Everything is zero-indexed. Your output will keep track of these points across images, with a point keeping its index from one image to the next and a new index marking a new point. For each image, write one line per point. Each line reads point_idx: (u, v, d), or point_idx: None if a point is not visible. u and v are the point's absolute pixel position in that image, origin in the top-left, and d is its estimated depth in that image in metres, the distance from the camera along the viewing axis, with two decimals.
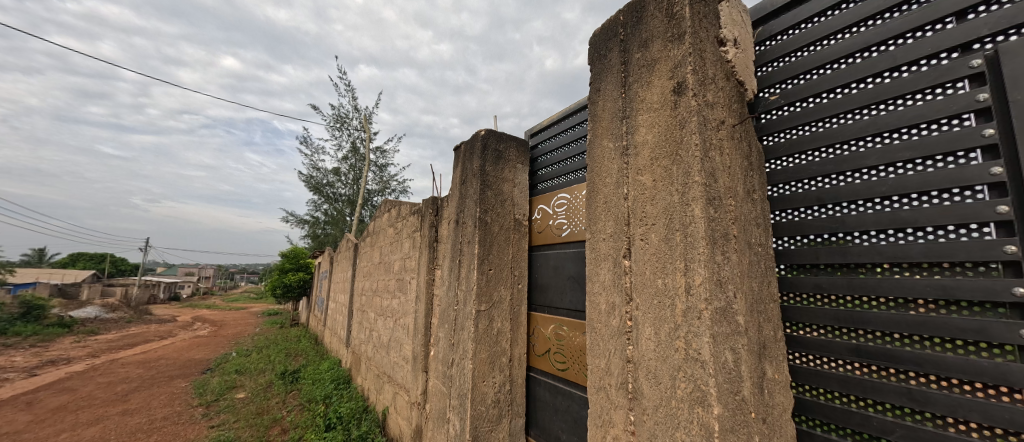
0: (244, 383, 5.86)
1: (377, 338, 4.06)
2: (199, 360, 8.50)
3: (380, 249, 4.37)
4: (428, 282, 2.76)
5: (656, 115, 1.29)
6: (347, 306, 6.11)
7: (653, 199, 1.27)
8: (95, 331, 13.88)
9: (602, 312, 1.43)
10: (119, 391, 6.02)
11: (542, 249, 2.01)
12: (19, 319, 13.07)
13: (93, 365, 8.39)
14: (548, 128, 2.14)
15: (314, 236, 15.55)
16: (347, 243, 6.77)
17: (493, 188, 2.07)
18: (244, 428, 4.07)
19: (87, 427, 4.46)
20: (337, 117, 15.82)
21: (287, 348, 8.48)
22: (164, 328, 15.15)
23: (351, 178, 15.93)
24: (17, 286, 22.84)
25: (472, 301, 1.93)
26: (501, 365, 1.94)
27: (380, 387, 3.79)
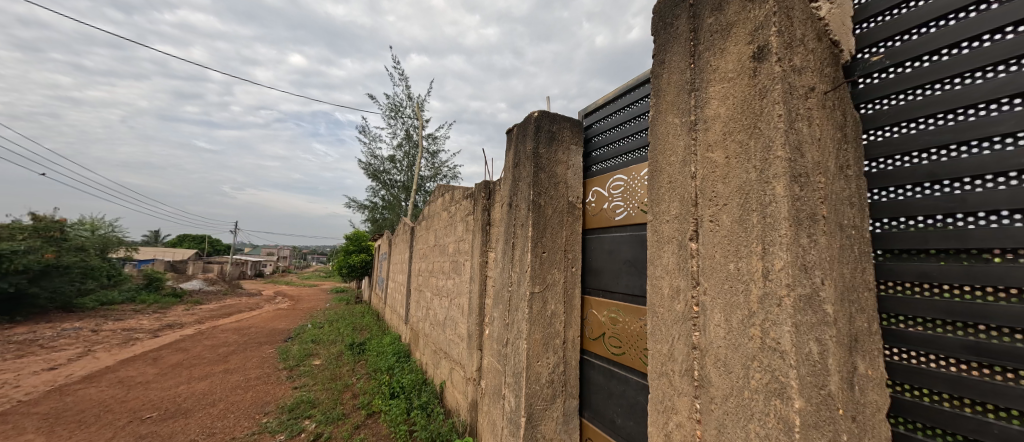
0: (320, 351, 6.52)
1: (434, 316, 4.28)
2: (280, 330, 9.59)
3: (436, 232, 4.55)
4: (482, 264, 2.85)
5: (730, 85, 1.18)
6: (405, 286, 6.47)
7: (725, 177, 1.17)
8: (200, 301, 16.26)
9: (664, 296, 1.37)
10: (221, 353, 7.02)
11: (597, 232, 1.97)
12: (143, 290, 15.69)
13: (199, 330, 9.84)
14: (603, 107, 2.04)
15: (373, 221, 16.57)
16: (404, 226, 7.10)
17: (547, 170, 2.05)
18: (322, 390, 4.54)
19: (200, 381, 5.27)
20: (392, 107, 16.47)
21: (353, 322, 9.26)
22: (252, 301, 17.36)
23: (406, 164, 16.61)
24: (141, 262, 27.34)
25: (527, 282, 1.96)
26: (554, 346, 1.95)
27: (438, 361, 4.02)
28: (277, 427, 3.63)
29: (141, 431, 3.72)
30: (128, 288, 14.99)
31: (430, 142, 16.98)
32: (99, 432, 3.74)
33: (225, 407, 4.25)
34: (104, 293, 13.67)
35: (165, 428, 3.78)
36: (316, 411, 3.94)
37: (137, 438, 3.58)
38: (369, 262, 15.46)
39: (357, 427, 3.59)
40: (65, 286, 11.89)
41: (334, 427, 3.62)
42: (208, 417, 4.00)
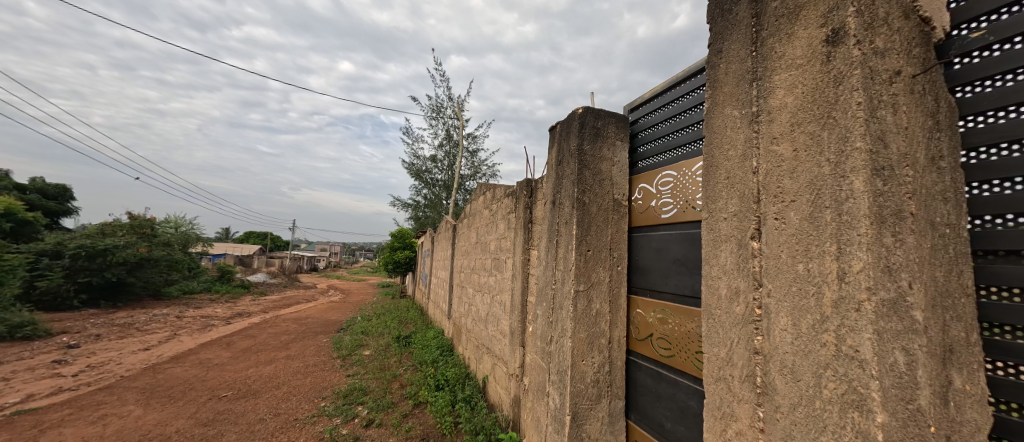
0: (369, 342, 6.88)
1: (477, 312, 4.36)
2: (333, 321, 10.24)
3: (478, 230, 4.62)
4: (524, 261, 2.86)
5: (800, 73, 1.10)
6: (448, 282, 6.65)
7: (793, 172, 1.10)
8: (262, 292, 17.76)
9: (722, 298, 1.32)
10: (283, 340, 7.63)
11: (644, 230, 1.91)
12: (217, 281, 17.47)
13: (263, 318, 10.78)
14: (650, 101, 1.98)
15: (416, 219, 17.22)
16: (446, 224, 7.27)
17: (591, 167, 2.02)
18: (372, 379, 4.78)
19: (266, 365, 5.75)
20: (433, 107, 16.88)
21: (398, 316, 9.67)
22: (307, 293, 18.72)
23: (446, 163, 16.98)
24: (214, 256, 30.39)
25: (571, 280, 1.95)
26: (599, 346, 1.93)
27: (480, 357, 4.10)
28: (333, 412, 3.88)
29: (219, 408, 4.13)
30: (206, 279, 16.77)
31: (469, 141, 17.23)
32: (186, 406, 4.20)
33: (288, 391, 4.61)
34: (185, 283, 15.36)
35: (239, 407, 4.16)
36: (368, 398, 4.16)
37: (216, 414, 3.96)
38: (412, 258, 16.09)
39: (405, 416, 3.74)
40: (156, 277, 13.43)
41: (385, 414, 3.80)
42: (274, 399, 4.35)
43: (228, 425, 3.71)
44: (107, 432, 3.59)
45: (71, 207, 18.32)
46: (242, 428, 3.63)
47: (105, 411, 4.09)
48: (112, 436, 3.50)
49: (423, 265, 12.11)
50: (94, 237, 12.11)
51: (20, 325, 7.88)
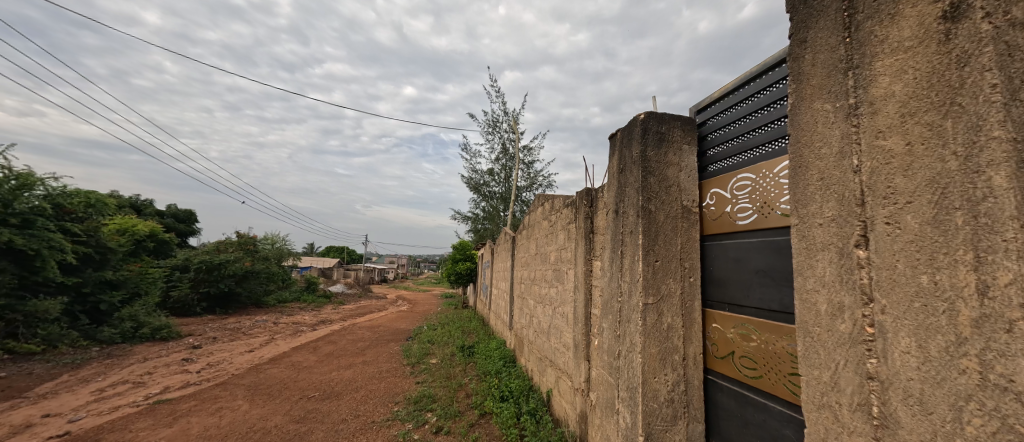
0: (435, 351, 7.17)
1: (539, 324, 4.34)
2: (402, 330, 10.87)
3: (538, 241, 4.63)
4: (587, 272, 2.82)
5: (909, 57, 0.97)
6: (508, 292, 6.71)
7: (906, 169, 0.95)
8: (341, 301, 19.49)
9: (822, 314, 1.18)
10: (359, 346, 8.26)
11: (718, 239, 1.79)
12: (305, 291, 19.58)
13: (342, 326, 11.79)
14: (719, 100, 1.86)
15: (476, 231, 17.79)
16: (506, 236, 7.37)
17: (656, 174, 1.95)
18: (440, 387, 4.95)
19: (347, 369, 6.27)
20: (489, 122, 17.36)
21: (462, 326, 9.97)
22: (377, 303, 20.12)
23: (503, 176, 17.32)
24: (301, 269, 34.46)
25: (638, 292, 1.88)
26: (673, 363, 1.82)
27: (543, 369, 4.06)
28: (405, 417, 4.08)
29: (309, 407, 4.55)
30: (295, 289, 18.88)
31: (525, 153, 17.38)
32: (282, 403, 4.70)
33: (366, 394, 4.94)
34: (279, 293, 17.42)
35: (325, 407, 4.56)
36: (436, 406, 4.32)
37: (306, 412, 4.38)
38: (474, 269, 16.66)
39: (471, 425, 3.81)
40: (259, 288, 15.40)
41: (452, 422, 3.91)
42: (354, 402, 4.69)
43: (316, 423, 4.07)
44: (222, 422, 4.14)
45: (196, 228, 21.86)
46: (327, 427, 3.96)
47: (221, 404, 4.72)
48: (226, 427, 4.02)
49: (483, 276, 12.41)
50: (211, 253, 14.28)
51: (159, 327, 9.50)
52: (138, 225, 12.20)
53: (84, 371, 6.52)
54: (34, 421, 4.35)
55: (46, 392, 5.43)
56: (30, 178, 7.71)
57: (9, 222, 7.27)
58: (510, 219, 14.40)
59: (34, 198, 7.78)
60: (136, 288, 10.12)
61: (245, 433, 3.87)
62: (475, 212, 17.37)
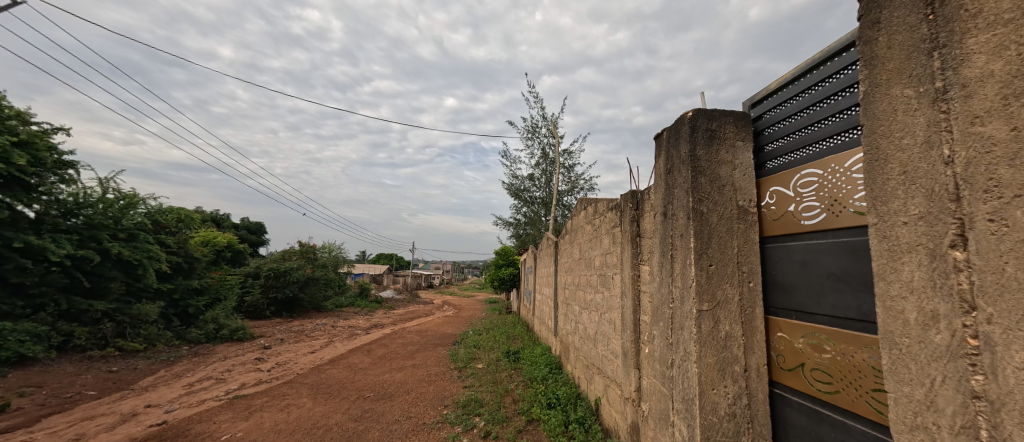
0: (481, 356, 7.27)
1: (585, 330, 4.26)
2: (448, 334, 11.14)
3: (581, 246, 4.56)
4: (634, 278, 2.75)
5: (1012, 29, 0.84)
6: (552, 298, 6.66)
7: (1013, 158, 0.82)
8: (391, 306, 20.40)
9: (911, 323, 1.05)
10: (409, 350, 8.58)
11: (781, 241, 1.66)
12: (358, 296, 20.76)
13: (392, 330, 12.31)
14: (777, 92, 1.75)
15: (517, 236, 17.89)
16: (549, 241, 7.33)
17: (707, 174, 1.87)
18: (487, 392, 5.01)
19: (399, 372, 6.54)
20: (528, 128, 17.41)
21: (506, 331, 10.04)
22: (424, 307, 20.83)
23: (544, 180, 17.25)
24: (354, 276, 36.91)
25: (691, 299, 1.80)
26: (732, 374, 1.71)
27: (591, 377, 3.98)
28: (454, 420, 4.18)
29: (365, 407, 4.80)
30: (349, 294, 20.09)
31: (565, 157, 17.20)
32: (341, 402, 4.99)
33: (416, 397, 5.12)
34: (336, 298, 18.61)
35: (380, 407, 4.78)
36: (484, 410, 4.37)
37: (363, 412, 4.63)
38: (516, 275, 16.75)
39: (519, 431, 3.82)
40: (319, 293, 16.54)
41: (500, 427, 3.94)
42: (405, 403, 4.88)
43: (372, 423, 4.28)
44: (291, 418, 4.48)
45: (264, 239, 24.03)
46: (383, 427, 4.15)
47: (288, 401, 5.11)
48: (293, 422, 4.35)
49: (525, 282, 12.42)
50: (277, 261, 15.63)
51: (236, 329, 10.48)
52: (217, 237, 14.11)
53: (175, 367, 7.37)
54: (139, 411, 4.97)
55: (147, 385, 6.20)
56: (134, 198, 8.90)
57: (118, 236, 8.45)
58: (551, 224, 14.28)
59: (137, 215, 8.97)
60: (217, 294, 11.26)
61: (309, 428, 4.16)
62: (516, 217, 17.46)
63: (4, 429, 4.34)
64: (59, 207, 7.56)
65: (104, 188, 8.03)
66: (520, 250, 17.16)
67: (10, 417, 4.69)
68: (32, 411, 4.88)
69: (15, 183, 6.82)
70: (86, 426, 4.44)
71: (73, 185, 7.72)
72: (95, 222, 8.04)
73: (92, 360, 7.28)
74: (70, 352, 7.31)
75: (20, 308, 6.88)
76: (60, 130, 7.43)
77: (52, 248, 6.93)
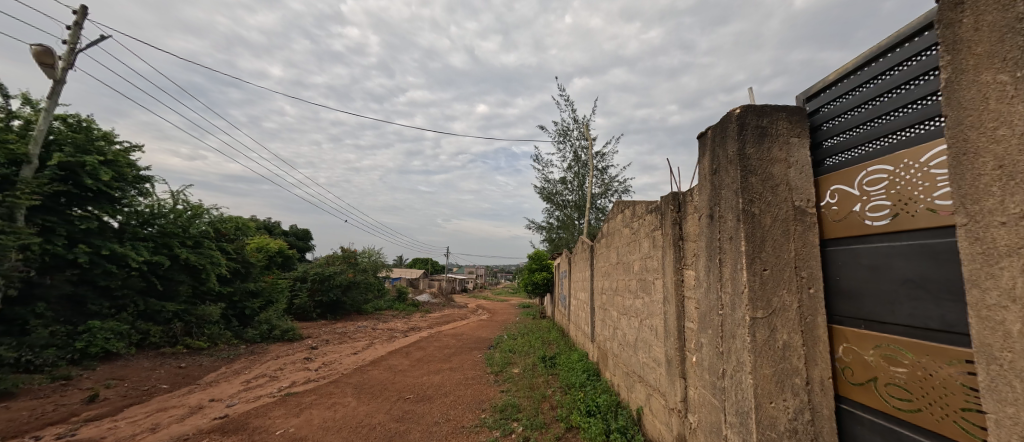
0: (517, 361, 7.26)
1: (624, 336, 4.14)
2: (484, 338, 11.24)
3: (619, 250, 4.46)
4: (677, 282, 2.65)
5: None
6: (589, 303, 6.54)
7: None
8: (427, 309, 20.94)
9: (1011, 336, 0.91)
10: (445, 353, 8.74)
11: (846, 243, 1.53)
12: (395, 299, 21.48)
13: (429, 333, 12.60)
14: (837, 84, 1.62)
15: (550, 240, 17.77)
16: (584, 245, 7.22)
17: (758, 173, 1.78)
18: (524, 397, 4.99)
19: (436, 375, 6.67)
20: (559, 132, 17.30)
21: (541, 336, 9.97)
22: (459, 311, 21.15)
23: (577, 184, 17.03)
24: (393, 280, 38.63)
25: (744, 306, 1.73)
26: (793, 387, 1.60)
27: (632, 385, 3.86)
28: (493, 424, 4.20)
29: (405, 408, 4.94)
30: (388, 297, 20.84)
31: (597, 159, 16.91)
32: (383, 403, 5.17)
33: (454, 400, 5.19)
34: (376, 301, 19.37)
35: (419, 409, 4.89)
36: (522, 416, 4.35)
37: (404, 412, 4.77)
38: (550, 279, 16.61)
39: (558, 438, 3.77)
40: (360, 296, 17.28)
41: (539, 433, 3.91)
42: (444, 406, 4.96)
43: (412, 424, 4.38)
44: (337, 416, 4.70)
45: (310, 245, 25.53)
46: (422, 428, 4.25)
47: (334, 400, 5.36)
48: (339, 420, 4.55)
49: (560, 286, 12.26)
50: (322, 266, 16.55)
51: (287, 329, 11.14)
52: (270, 243, 15.45)
53: (234, 365, 7.95)
54: (204, 404, 5.39)
55: (210, 381, 6.72)
56: (199, 208, 9.75)
57: (186, 243, 9.31)
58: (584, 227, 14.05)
59: (200, 223, 9.83)
60: (269, 297, 12.03)
61: (354, 426, 4.33)
62: (548, 221, 17.36)
63: (93, 417, 4.86)
64: (138, 218, 8.42)
65: (175, 200, 8.86)
66: (554, 254, 17.01)
67: (98, 406, 5.25)
68: (116, 402, 5.44)
69: (103, 197, 7.68)
70: (160, 417, 4.88)
71: (149, 198, 8.59)
72: (167, 231, 8.92)
73: (164, 356, 8.01)
74: (147, 349, 8.07)
75: (107, 308, 7.65)
76: (138, 148, 8.28)
77: (131, 254, 7.74)
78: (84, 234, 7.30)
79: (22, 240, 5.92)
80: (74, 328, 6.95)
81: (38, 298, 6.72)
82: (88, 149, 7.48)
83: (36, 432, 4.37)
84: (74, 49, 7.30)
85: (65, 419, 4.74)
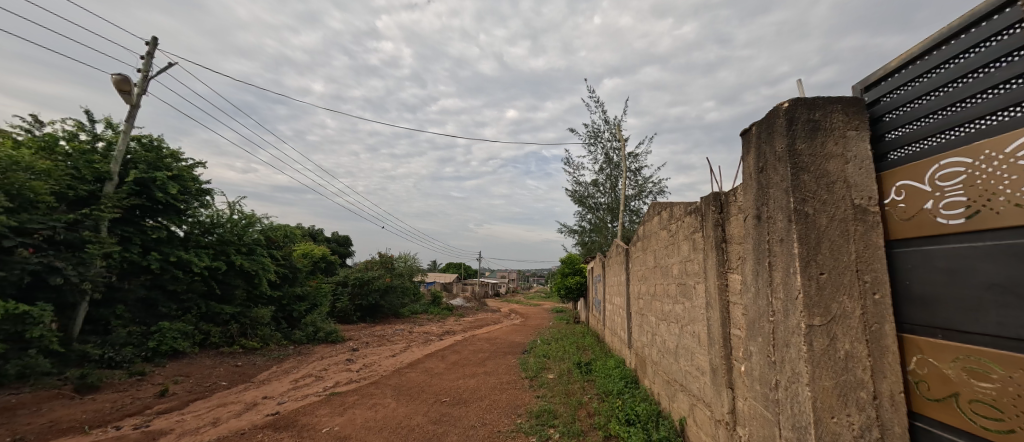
0: (552, 366, 7.20)
1: (664, 343, 4.00)
2: (517, 343, 11.24)
3: (656, 253, 4.34)
4: (720, 287, 2.54)
5: None
6: (625, 308, 6.38)
7: None
8: (461, 313, 21.28)
9: None
10: (480, 357, 8.83)
11: (916, 244, 1.39)
12: (430, 303, 22.04)
13: (463, 337, 12.77)
14: (900, 72, 1.50)
15: (583, 244, 17.53)
16: (619, 248, 7.07)
17: (811, 171, 1.74)
18: (560, 403, 4.94)
19: (472, 378, 6.75)
20: (590, 134, 17.10)
21: (576, 342, 9.83)
22: (492, 316, 21.32)
23: (609, 186, 16.71)
24: (428, 285, 39.96)
25: (798, 312, 1.69)
26: (859, 402, 1.51)
27: (673, 394, 3.71)
28: (529, 430, 4.18)
29: (442, 411, 5.02)
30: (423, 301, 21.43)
31: (630, 160, 16.53)
32: (421, 405, 5.29)
33: (490, 404, 5.22)
34: (411, 305, 19.95)
35: (456, 412, 4.96)
36: (559, 422, 4.30)
37: (442, 415, 4.86)
38: (583, 283, 16.38)
39: None
40: (397, 300, 17.88)
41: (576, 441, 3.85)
42: (480, 409, 5.00)
43: (450, 426, 4.46)
44: (378, 416, 4.87)
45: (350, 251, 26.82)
46: (460, 431, 4.30)
47: (375, 400, 5.56)
48: (380, 420, 4.71)
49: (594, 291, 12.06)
50: (362, 271, 17.31)
51: (330, 332, 11.70)
52: (314, 250, 16.36)
53: (284, 364, 8.45)
54: (258, 401, 5.76)
55: (263, 379, 7.18)
56: (252, 218, 10.47)
57: (241, 250, 10.05)
58: (618, 230, 13.72)
59: (254, 232, 10.54)
60: (314, 301, 12.71)
61: (395, 427, 4.47)
62: (580, 225, 17.13)
63: (164, 410, 5.34)
64: (201, 227, 9.18)
65: (231, 210, 9.56)
66: (587, 258, 16.74)
67: (168, 400, 5.75)
68: (183, 396, 5.95)
69: (171, 208, 8.42)
70: (220, 412, 5.26)
71: (210, 209, 9.33)
72: (225, 239, 9.68)
73: (222, 355, 8.65)
74: (208, 348, 8.77)
75: (174, 310, 8.40)
76: (200, 164, 9.04)
77: (195, 260, 8.41)
78: (155, 243, 8.05)
79: (105, 249, 6.64)
80: (147, 328, 7.67)
81: (118, 301, 7.51)
82: (158, 166, 8.26)
83: (117, 422, 4.86)
84: (148, 76, 8.14)
85: (141, 412, 5.23)
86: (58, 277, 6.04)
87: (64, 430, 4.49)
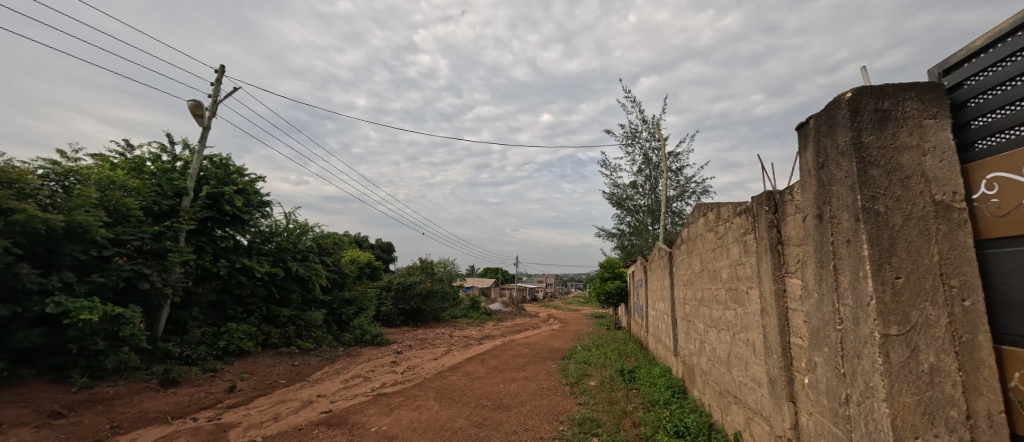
0: (593, 373, 7.04)
1: (714, 351, 3.79)
2: (557, 348, 11.11)
3: (702, 256, 4.14)
4: (777, 292, 2.38)
5: None
6: (669, 314, 6.12)
7: None
8: (499, 318, 21.43)
9: None
10: (520, 362, 8.83)
11: (1013, 243, 1.21)
12: (469, 307, 22.42)
13: (502, 341, 12.83)
14: (986, 53, 1.34)
15: (622, 247, 17.06)
16: (661, 252, 6.81)
17: (882, 164, 1.61)
18: (603, 412, 4.82)
19: (512, 383, 6.77)
20: (627, 135, 16.67)
21: (617, 349, 9.55)
22: (531, 321, 21.30)
23: (649, 187, 16.16)
24: (467, 289, 40.79)
25: (870, 320, 1.57)
26: (948, 422, 1.36)
27: (727, 406, 3.50)
28: (572, 437, 4.12)
29: (484, 414, 5.08)
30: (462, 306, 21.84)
31: (671, 159, 15.91)
32: (463, 408, 5.38)
33: (531, 409, 5.20)
34: (451, 309, 20.38)
35: (497, 416, 4.99)
36: (602, 431, 4.20)
37: (483, 418, 4.92)
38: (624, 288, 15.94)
39: None
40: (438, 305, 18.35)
41: None
42: (522, 415, 5.00)
43: (492, 430, 4.50)
44: (422, 418, 5.01)
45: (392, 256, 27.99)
46: (502, 435, 4.33)
47: (419, 402, 5.72)
48: (424, 422, 4.84)
49: (637, 296, 11.68)
50: (405, 275, 17.99)
51: (376, 335, 12.22)
52: (359, 256, 17.24)
53: (335, 365, 8.94)
54: (313, 399, 6.13)
55: (317, 378, 7.64)
56: (306, 226, 11.19)
57: (297, 257, 10.78)
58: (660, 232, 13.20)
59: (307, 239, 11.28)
60: (360, 304, 13.35)
61: (439, 429, 4.58)
62: (619, 228, 16.67)
63: (233, 404, 5.84)
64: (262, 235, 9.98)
65: (286, 220, 10.31)
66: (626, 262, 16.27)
67: (236, 395, 6.28)
68: (248, 392, 6.47)
69: (237, 219, 9.24)
70: (280, 408, 5.66)
71: (269, 219, 10.13)
72: (283, 246, 10.44)
73: (279, 355, 9.32)
74: (269, 348, 9.48)
75: (239, 312, 9.20)
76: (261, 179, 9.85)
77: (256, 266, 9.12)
78: (224, 251, 8.86)
79: (182, 257, 7.43)
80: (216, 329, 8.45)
81: (194, 303, 8.36)
82: (226, 181, 9.13)
83: (194, 414, 5.37)
84: (217, 101, 9.03)
85: (213, 405, 5.74)
86: (146, 282, 6.80)
87: (151, 420, 5.03)
